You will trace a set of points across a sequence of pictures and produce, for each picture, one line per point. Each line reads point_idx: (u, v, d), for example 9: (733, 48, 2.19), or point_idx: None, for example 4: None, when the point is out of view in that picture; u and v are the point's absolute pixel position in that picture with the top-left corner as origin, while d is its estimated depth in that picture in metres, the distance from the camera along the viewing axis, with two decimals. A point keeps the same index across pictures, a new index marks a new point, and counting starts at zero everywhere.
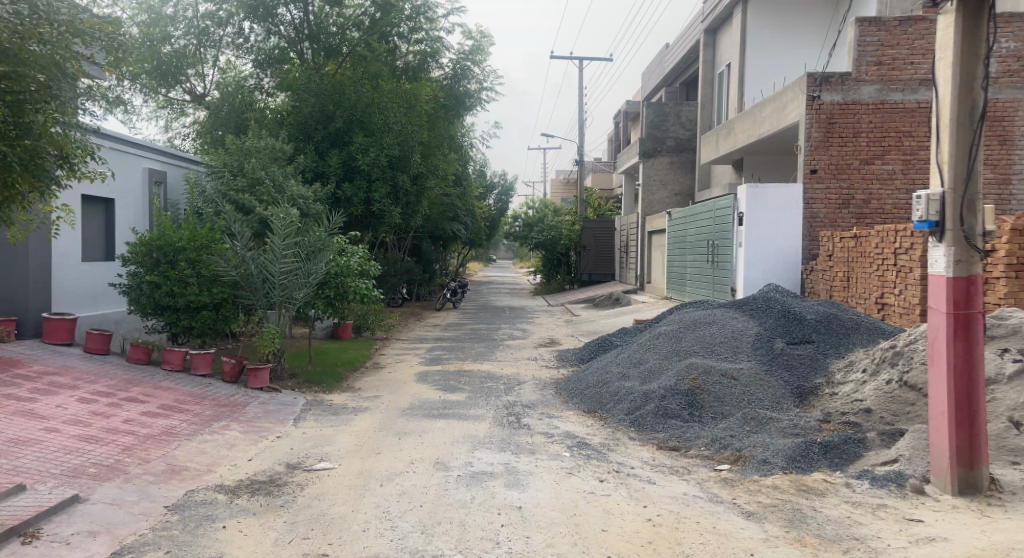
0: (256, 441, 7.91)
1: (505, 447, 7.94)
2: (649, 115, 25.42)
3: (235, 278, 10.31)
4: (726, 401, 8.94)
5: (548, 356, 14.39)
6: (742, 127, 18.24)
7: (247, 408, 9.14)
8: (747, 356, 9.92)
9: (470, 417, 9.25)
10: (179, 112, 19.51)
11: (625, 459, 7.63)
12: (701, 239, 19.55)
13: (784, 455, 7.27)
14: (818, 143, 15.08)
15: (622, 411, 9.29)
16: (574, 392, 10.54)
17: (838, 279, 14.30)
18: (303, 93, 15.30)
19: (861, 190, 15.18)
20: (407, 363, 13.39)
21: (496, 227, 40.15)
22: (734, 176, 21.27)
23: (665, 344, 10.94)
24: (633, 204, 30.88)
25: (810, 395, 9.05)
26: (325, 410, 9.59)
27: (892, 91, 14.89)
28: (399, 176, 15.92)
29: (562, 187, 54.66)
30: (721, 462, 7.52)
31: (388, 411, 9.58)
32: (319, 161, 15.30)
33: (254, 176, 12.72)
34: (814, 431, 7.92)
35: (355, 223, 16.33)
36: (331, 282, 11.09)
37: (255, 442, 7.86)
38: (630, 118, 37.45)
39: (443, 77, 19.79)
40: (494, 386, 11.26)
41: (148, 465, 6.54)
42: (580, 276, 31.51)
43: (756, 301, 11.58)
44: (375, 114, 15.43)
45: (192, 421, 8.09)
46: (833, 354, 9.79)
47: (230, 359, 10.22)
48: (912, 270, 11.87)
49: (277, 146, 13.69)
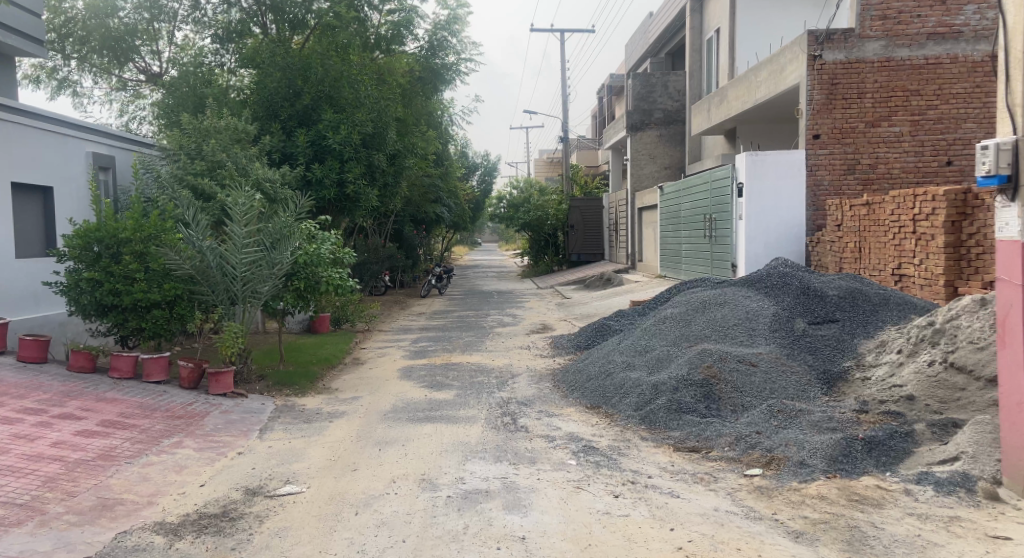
0: (213, 462, 6.85)
1: (500, 455, 6.91)
2: (635, 86, 24.38)
3: (188, 271, 9.19)
4: (746, 391, 7.94)
5: (542, 343, 13.36)
6: (735, 94, 17.20)
7: (207, 419, 8.09)
8: (765, 339, 8.92)
9: (460, 419, 8.20)
10: (136, 93, 18.43)
11: (640, 466, 6.60)
12: (697, 213, 18.50)
13: (824, 455, 6.27)
14: (821, 106, 14.02)
15: (630, 407, 8.27)
16: (574, 385, 9.50)
17: (848, 250, 13.25)
18: (267, 68, 14.13)
19: (868, 155, 14.13)
20: (390, 357, 12.31)
21: (481, 209, 39.06)
22: (726, 147, 20.25)
23: (672, 328, 9.90)
24: (622, 179, 29.84)
25: (839, 380, 8.07)
26: (295, 417, 8.51)
27: (899, 47, 13.85)
28: (373, 156, 14.67)
29: (546, 166, 53.66)
30: (751, 465, 6.50)
31: (368, 416, 8.52)
32: (287, 141, 14.13)
33: (214, 159, 11.58)
34: (853, 425, 6.86)
35: (329, 208, 15.10)
36: (300, 273, 9.97)
37: (210, 463, 6.80)
38: (615, 93, 36.49)
39: (419, 49, 18.65)
40: (485, 381, 10.20)
41: (73, 502, 5.73)
42: (569, 257, 30.46)
43: (769, 277, 10.55)
44: (345, 88, 14.29)
45: (138, 440, 7.17)
46: (862, 333, 8.81)
47: (188, 364, 9.09)
48: (934, 237, 10.82)
49: (238, 126, 12.46)
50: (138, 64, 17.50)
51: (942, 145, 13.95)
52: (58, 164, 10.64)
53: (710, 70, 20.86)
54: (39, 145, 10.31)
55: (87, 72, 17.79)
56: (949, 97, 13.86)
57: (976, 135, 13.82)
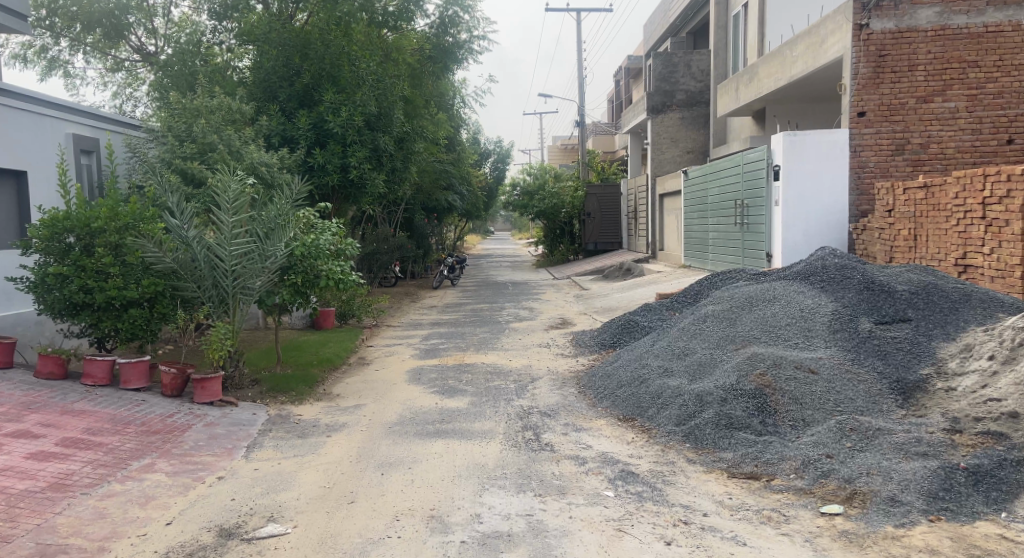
0: (186, 490, 5.73)
1: (523, 483, 5.80)
2: (656, 67, 23.11)
3: (170, 265, 8.11)
4: (807, 404, 6.82)
5: (563, 341, 12.24)
6: (766, 71, 15.97)
7: (187, 434, 6.92)
8: (824, 342, 7.85)
9: (475, 434, 7.10)
10: (132, 75, 17.38)
11: (692, 500, 5.49)
12: (726, 199, 17.29)
13: (921, 490, 5.31)
14: (868, 81, 12.84)
15: (670, 421, 7.16)
16: (603, 393, 8.40)
17: (900, 238, 12.04)
18: (263, 44, 13.05)
19: (919, 133, 12.91)
20: (397, 357, 11.21)
21: (494, 197, 37.92)
22: (755, 129, 19.05)
23: (715, 328, 8.77)
24: (641, 165, 28.67)
25: (915, 390, 7.00)
26: (288, 431, 7.23)
27: (956, 14, 12.60)
28: (379, 138, 13.45)
29: (560, 153, 52.38)
30: (828, 500, 5.46)
31: (370, 428, 7.38)
32: (285, 123, 12.99)
33: (204, 141, 10.28)
34: (948, 449, 5.83)
35: (333, 195, 13.98)
36: (296, 267, 8.78)
37: (182, 493, 5.68)
38: (632, 76, 35.30)
39: (429, 26, 17.50)
40: (502, 386, 9.11)
41: (4, 551, 4.72)
42: (586, 246, 29.25)
43: (824, 269, 9.46)
44: (346, 66, 13.13)
45: (99, 463, 6.10)
46: (939, 336, 7.74)
47: (170, 370, 7.96)
48: (1008, 223, 9.68)
49: (233, 106, 11.19)
50: (130, 43, 16.32)
51: (1001, 122, 12.67)
52: (32, 144, 9.56)
53: (737, 48, 19.64)
54: (10, 125, 9.23)
55: (79, 51, 16.76)
56: (1010, 69, 12.57)
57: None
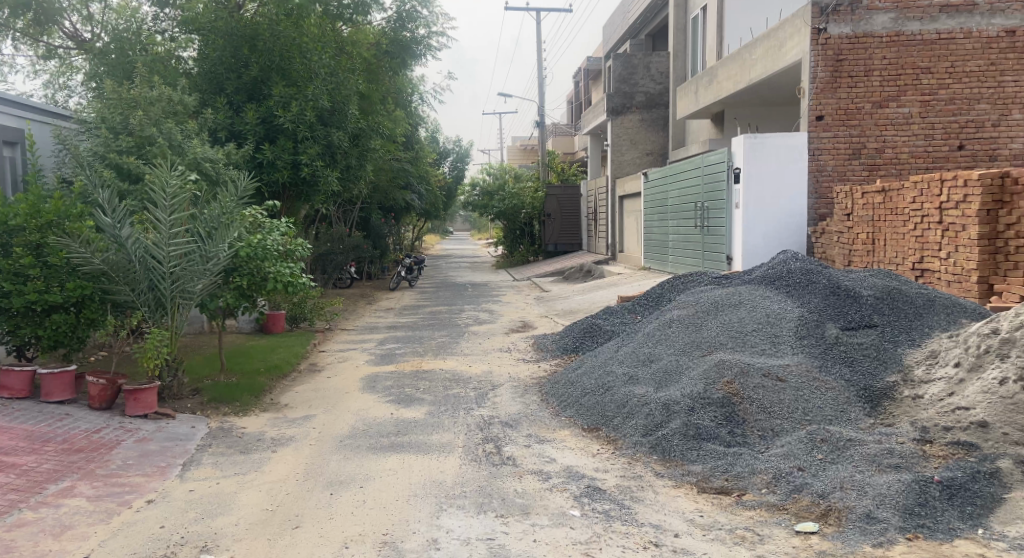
0: (108, 517, 5.27)
1: (483, 503, 5.46)
2: (616, 68, 22.94)
3: (99, 267, 7.54)
4: (775, 412, 6.60)
5: (524, 345, 11.92)
6: (725, 74, 15.86)
7: (115, 451, 6.43)
8: (791, 348, 7.64)
9: (433, 447, 6.74)
10: (66, 63, 16.59)
11: (662, 519, 5.23)
12: (686, 201, 17.13)
13: (897, 505, 5.09)
14: (825, 85, 12.76)
15: (636, 431, 6.88)
16: (567, 401, 8.09)
17: (860, 242, 11.96)
18: (208, 34, 12.49)
19: (874, 138, 12.87)
20: (351, 363, 10.79)
21: (453, 197, 37.53)
22: (714, 132, 18.96)
23: (680, 334, 8.53)
24: (601, 167, 28.54)
25: (883, 398, 6.81)
26: (229, 446, 6.79)
27: (910, 20, 12.57)
28: (332, 134, 13.07)
29: (520, 153, 52.18)
30: (802, 517, 5.22)
31: (320, 441, 6.98)
32: (233, 116, 12.47)
33: (142, 134, 9.66)
34: (921, 461, 5.62)
35: (285, 193, 13.51)
36: (242, 269, 8.34)
37: (104, 520, 5.21)
38: (592, 77, 35.21)
39: (385, 21, 17.09)
40: (462, 395, 8.75)
41: None
42: (546, 247, 29.01)
43: (790, 274, 9.29)
44: (297, 58, 12.67)
45: (15, 486, 5.60)
46: (904, 342, 7.58)
47: (98, 380, 7.43)
48: (964, 227, 9.60)
49: (175, 97, 10.63)
50: (65, 29, 15.58)
51: (953, 128, 12.68)
52: None
53: (696, 51, 19.54)
54: None
55: (9, 37, 15.92)
56: (961, 75, 12.57)
57: (991, 117, 12.54)
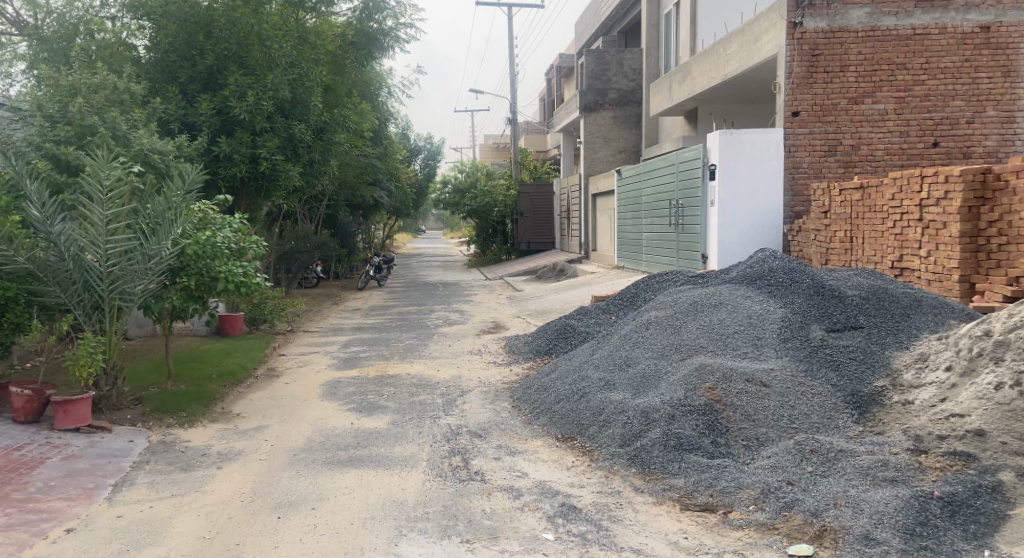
0: (19, 550, 4.73)
1: (447, 526, 5.00)
2: (589, 64, 22.51)
3: (25, 266, 6.97)
4: (760, 420, 6.21)
5: (495, 347, 11.44)
6: (699, 69, 15.49)
7: (38, 470, 5.87)
8: (775, 351, 7.25)
9: (394, 462, 6.25)
10: None
11: (643, 542, 4.85)
12: (660, 199, 16.76)
13: (897, 525, 4.71)
14: (801, 80, 12.45)
15: (613, 442, 6.44)
16: (539, 409, 7.64)
17: (837, 240, 11.66)
18: (159, 19, 11.88)
19: (850, 135, 12.57)
20: (312, 367, 10.24)
21: (424, 195, 36.94)
22: (687, 129, 18.60)
23: (659, 336, 8.11)
24: (574, 164, 28.17)
25: (871, 404, 6.43)
26: (170, 463, 6.25)
27: (885, 15, 12.28)
28: (294, 126, 12.55)
29: (493, 151, 51.73)
30: (793, 539, 4.84)
31: (273, 455, 6.47)
32: (187, 108, 11.87)
33: (82, 123, 9.08)
34: (918, 475, 5.24)
35: (243, 188, 12.93)
36: (189, 268, 7.79)
37: (14, 554, 4.67)
38: (564, 73, 34.85)
39: (351, 12, 16.55)
40: (428, 401, 8.27)
41: None
42: (518, 246, 28.65)
43: (772, 273, 8.91)
44: (256, 46, 12.12)
45: None
46: (892, 344, 7.20)
47: (23, 392, 6.85)
48: (945, 225, 9.28)
49: (120, 86, 10.03)
50: (6, 14, 14.72)
51: (928, 124, 12.41)
52: None
53: (669, 47, 19.18)
54: None
55: None
56: (936, 71, 12.29)
57: (965, 114, 12.26)
